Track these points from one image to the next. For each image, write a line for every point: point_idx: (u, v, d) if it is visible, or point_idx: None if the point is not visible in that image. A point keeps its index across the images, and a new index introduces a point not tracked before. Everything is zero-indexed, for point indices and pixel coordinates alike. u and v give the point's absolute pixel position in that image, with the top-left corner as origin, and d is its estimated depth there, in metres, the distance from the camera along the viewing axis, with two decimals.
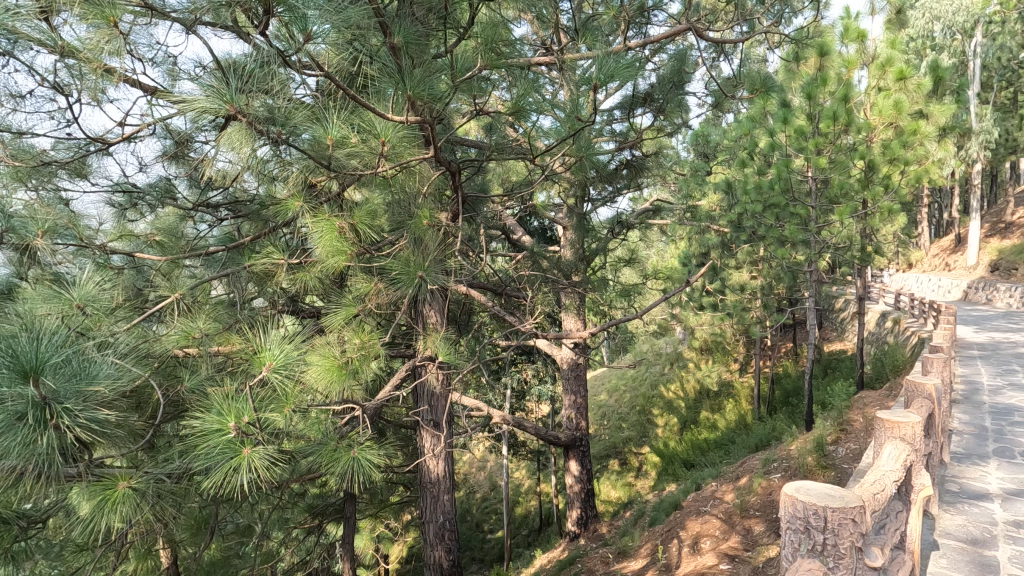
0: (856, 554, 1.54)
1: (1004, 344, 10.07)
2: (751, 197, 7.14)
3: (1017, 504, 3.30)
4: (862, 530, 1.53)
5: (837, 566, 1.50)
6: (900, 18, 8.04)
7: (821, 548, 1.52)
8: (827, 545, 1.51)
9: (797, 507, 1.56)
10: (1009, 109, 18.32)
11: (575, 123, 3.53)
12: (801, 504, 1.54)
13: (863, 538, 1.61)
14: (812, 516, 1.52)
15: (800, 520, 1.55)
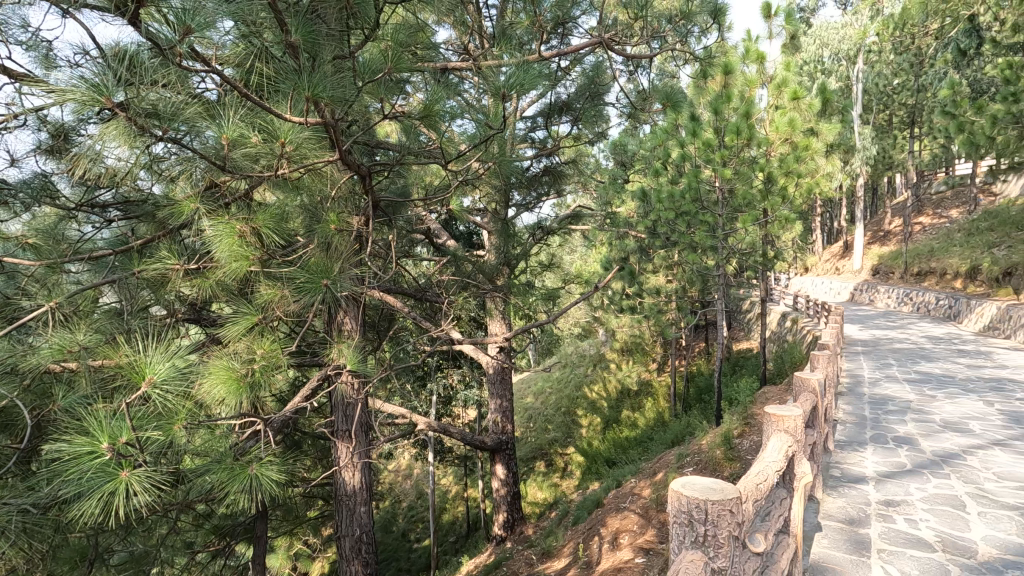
0: (734, 544, 1.64)
1: (882, 340, 11.23)
2: (664, 205, 7.70)
3: (888, 485, 3.67)
4: (738, 520, 1.63)
5: (716, 555, 1.59)
6: (793, 43, 8.79)
7: (704, 539, 1.60)
8: (708, 536, 1.59)
9: (682, 502, 1.64)
10: (886, 129, 20.47)
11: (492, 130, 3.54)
12: (685, 499, 1.62)
13: (742, 528, 1.71)
14: (695, 510, 1.59)
15: (685, 514, 1.63)
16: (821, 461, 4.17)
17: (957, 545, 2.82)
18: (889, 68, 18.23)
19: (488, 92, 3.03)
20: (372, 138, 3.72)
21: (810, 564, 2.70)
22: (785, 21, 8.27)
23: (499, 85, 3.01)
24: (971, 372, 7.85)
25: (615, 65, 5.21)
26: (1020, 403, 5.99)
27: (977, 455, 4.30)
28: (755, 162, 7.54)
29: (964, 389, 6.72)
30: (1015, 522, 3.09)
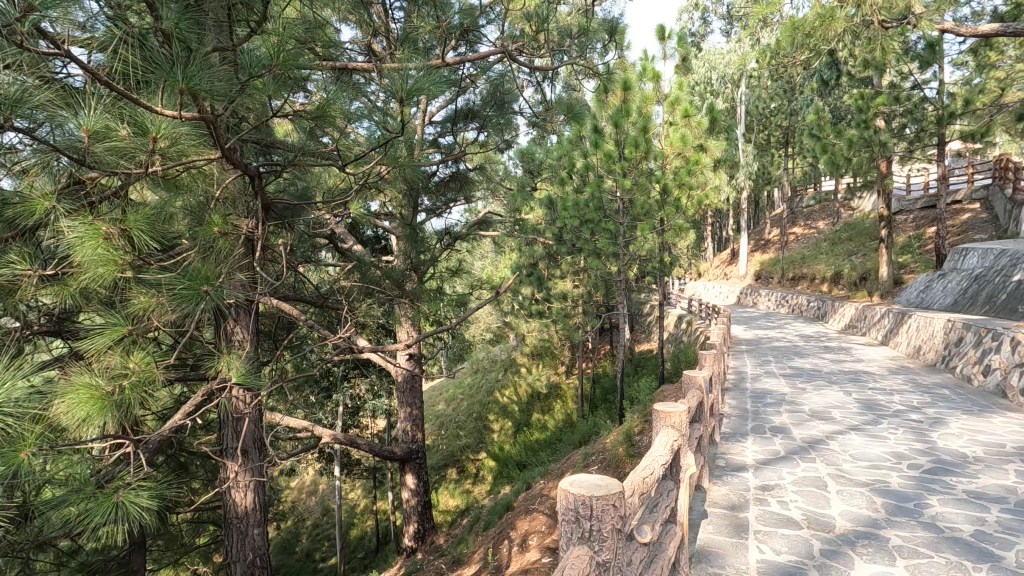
0: (617, 536, 1.69)
1: (763, 339, 12.34)
2: (569, 213, 7.76)
3: (765, 472, 4.02)
4: (621, 513, 1.68)
5: (602, 548, 1.64)
6: (685, 65, 9.46)
7: (589, 534, 1.63)
8: (594, 530, 1.63)
9: (570, 500, 1.65)
10: (765, 148, 22.60)
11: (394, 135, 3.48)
12: (572, 497, 1.63)
13: (625, 521, 1.77)
14: (581, 506, 1.62)
15: (572, 511, 1.65)
16: (709, 453, 4.50)
17: (820, 522, 3.15)
18: (767, 92, 20.23)
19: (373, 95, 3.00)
20: (265, 137, 3.51)
21: (696, 549, 2.89)
22: (678, 44, 8.91)
23: (400, 88, 2.99)
24: (834, 366, 8.84)
25: (521, 76, 5.32)
26: (872, 392, 6.83)
27: (837, 439, 4.84)
28: (652, 174, 8.00)
29: (829, 382, 7.55)
30: (865, 497, 3.50)
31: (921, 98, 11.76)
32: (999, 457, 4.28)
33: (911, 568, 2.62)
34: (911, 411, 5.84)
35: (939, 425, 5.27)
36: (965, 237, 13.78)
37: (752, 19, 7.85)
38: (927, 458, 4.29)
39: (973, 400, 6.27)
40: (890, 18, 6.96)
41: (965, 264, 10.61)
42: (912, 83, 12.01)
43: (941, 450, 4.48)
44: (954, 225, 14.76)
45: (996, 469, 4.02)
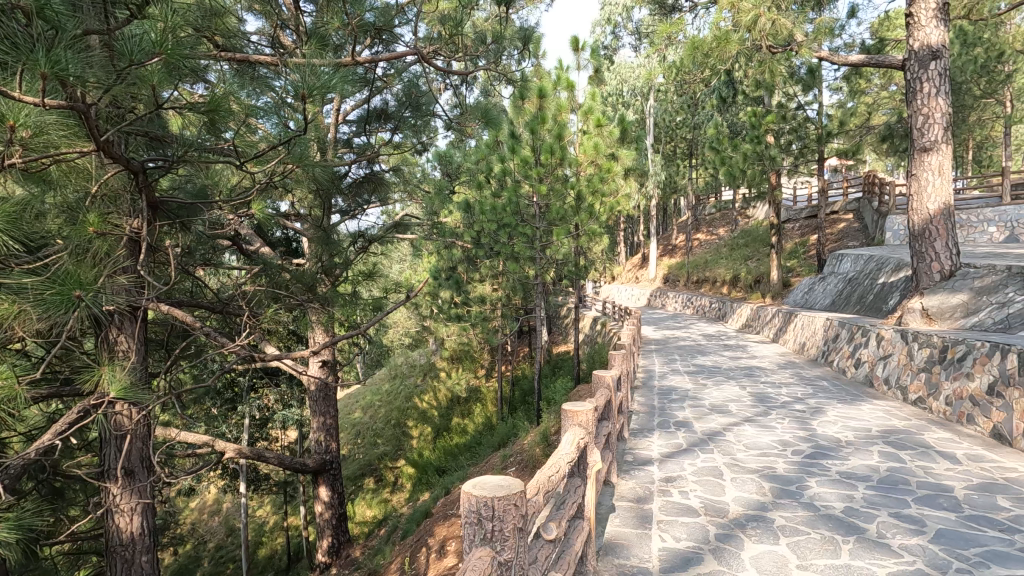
0: (519, 535, 1.71)
1: (670, 339, 13.04)
2: (487, 217, 8.18)
3: (669, 464, 4.26)
4: (522, 512, 1.71)
5: (504, 548, 1.64)
6: (597, 76, 9.84)
7: (491, 535, 1.64)
8: (495, 531, 1.64)
9: (472, 502, 1.66)
10: (671, 158, 23.96)
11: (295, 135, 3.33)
12: (475, 499, 1.64)
13: (527, 520, 1.79)
14: (483, 508, 1.62)
15: (474, 513, 1.65)
16: (618, 449, 4.69)
17: (715, 508, 3.38)
18: (672, 106, 21.46)
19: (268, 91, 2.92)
20: (153, 130, 3.23)
21: (603, 542, 2.99)
22: (591, 55, 9.24)
23: (300, 87, 2.87)
24: (732, 362, 9.52)
25: (438, 79, 5.27)
26: (763, 385, 7.45)
27: (733, 431, 5.22)
28: (567, 181, 8.25)
29: (727, 377, 8.14)
30: (756, 482, 3.81)
31: (804, 118, 12.96)
32: (866, 440, 4.81)
33: (792, 546, 2.88)
34: (796, 402, 6.41)
35: (819, 414, 5.82)
36: (841, 244, 15.39)
37: (658, 37, 8.30)
38: (809, 444, 4.73)
39: (847, 390, 7.00)
40: (777, 44, 7.80)
41: (840, 268, 11.82)
42: (797, 103, 13.21)
43: (819, 436, 4.96)
44: (832, 234, 16.42)
45: (864, 451, 4.51)
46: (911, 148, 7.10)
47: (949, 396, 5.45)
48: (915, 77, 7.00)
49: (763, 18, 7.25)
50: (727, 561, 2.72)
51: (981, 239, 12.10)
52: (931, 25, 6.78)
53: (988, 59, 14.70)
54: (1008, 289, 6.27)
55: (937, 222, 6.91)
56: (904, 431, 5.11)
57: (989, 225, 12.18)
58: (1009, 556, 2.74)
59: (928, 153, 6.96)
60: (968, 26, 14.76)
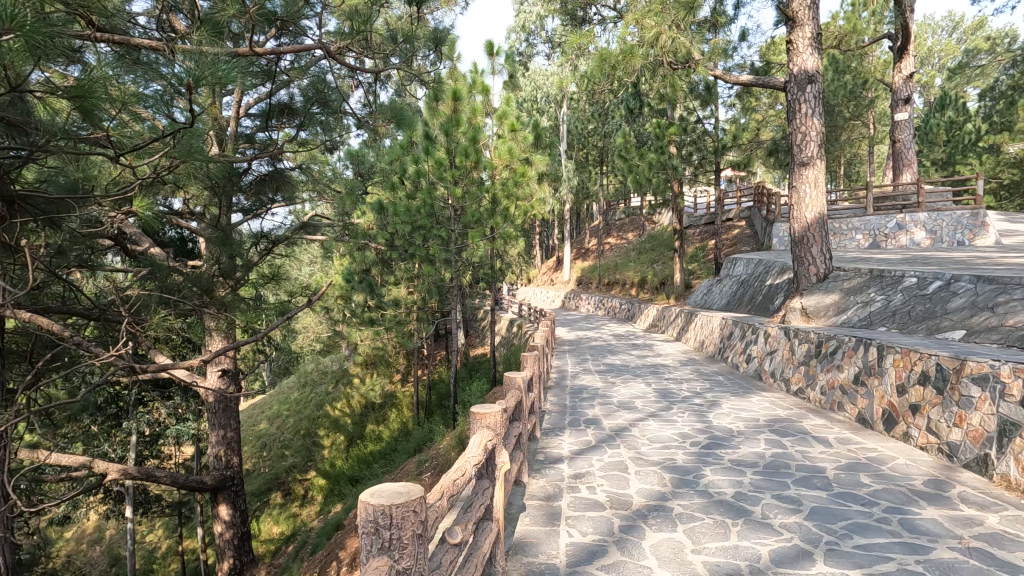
0: (418, 541, 1.68)
1: (582, 339, 13.47)
2: (400, 219, 8.08)
3: (578, 461, 4.40)
4: (421, 518, 1.68)
5: (401, 557, 1.61)
6: (511, 82, 10.00)
7: (389, 543, 1.60)
8: (393, 539, 1.60)
9: (369, 511, 1.60)
10: (583, 164, 24.82)
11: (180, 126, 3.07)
12: (372, 508, 1.59)
13: (428, 525, 1.77)
14: (380, 516, 1.58)
15: (371, 523, 1.60)
16: (530, 449, 4.77)
17: (620, 501, 3.52)
18: (584, 115, 22.25)
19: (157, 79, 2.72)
20: (10, 113, 2.87)
21: (514, 542, 3.02)
22: (505, 61, 9.37)
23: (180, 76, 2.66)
24: (639, 361, 9.99)
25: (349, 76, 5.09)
26: (667, 381, 7.90)
27: (638, 426, 5.48)
28: (482, 185, 8.32)
29: (634, 375, 8.55)
30: (657, 474, 4.02)
31: (702, 131, 13.91)
32: (755, 429, 5.23)
33: (688, 532, 3.06)
34: (695, 396, 6.84)
35: (714, 407, 6.26)
36: (735, 249, 16.70)
37: (569, 47, 8.56)
38: (705, 435, 5.06)
39: (739, 384, 7.59)
40: (676, 61, 8.37)
41: (735, 271, 12.78)
42: (696, 117, 14.17)
43: (714, 428, 5.33)
44: (728, 239, 17.76)
45: (752, 439, 4.91)
46: (792, 162, 7.82)
47: (824, 386, 6.04)
48: (794, 98, 7.71)
49: (664, 35, 7.68)
50: (629, 551, 2.85)
51: (849, 245, 13.75)
52: (807, 52, 7.52)
53: (854, 86, 17.10)
54: (870, 290, 6.98)
55: (813, 230, 7.73)
56: (786, 419, 5.62)
57: (855, 233, 13.79)
58: (868, 527, 3.09)
59: (805, 167, 7.71)
60: (838, 54, 16.55)
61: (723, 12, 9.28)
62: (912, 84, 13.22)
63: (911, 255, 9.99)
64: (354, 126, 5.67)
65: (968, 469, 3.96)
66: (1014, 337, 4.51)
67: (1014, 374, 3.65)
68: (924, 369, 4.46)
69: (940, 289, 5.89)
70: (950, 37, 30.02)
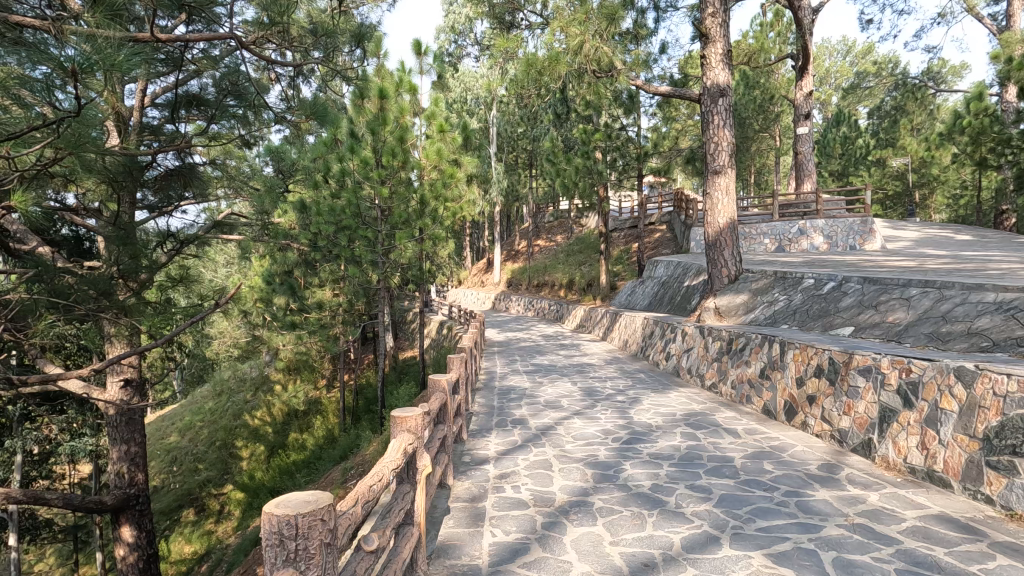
0: (327, 550, 1.64)
1: (512, 341, 13.59)
2: (324, 218, 7.72)
3: (503, 461, 4.44)
4: (331, 527, 1.64)
5: (308, 567, 1.57)
6: (440, 82, 9.95)
7: (295, 555, 1.54)
8: (299, 550, 1.55)
9: (273, 523, 1.54)
10: (513, 167, 25.07)
11: (66, 112, 2.80)
12: (276, 519, 1.53)
13: (338, 534, 1.72)
14: (285, 527, 1.53)
15: (275, 535, 1.54)
16: (456, 451, 4.75)
17: (544, 499, 3.59)
18: (512, 118, 22.50)
19: (48, 62, 2.51)
20: None
21: (436, 545, 2.99)
22: (433, 60, 9.30)
23: (63, 60, 2.45)
24: (566, 361, 10.20)
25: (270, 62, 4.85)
26: (591, 380, 8.15)
27: (563, 424, 5.60)
28: (410, 185, 8.22)
29: (561, 374, 8.74)
30: (579, 470, 4.13)
31: (625, 138, 14.45)
32: (671, 424, 5.50)
33: (606, 524, 3.17)
34: (618, 394, 7.09)
35: (635, 403, 6.51)
36: (656, 252, 17.49)
37: (497, 50, 8.63)
38: (626, 431, 5.26)
39: (659, 380, 7.96)
40: (600, 70, 8.67)
41: (656, 273, 13.35)
42: (621, 124, 14.71)
43: (635, 423, 5.56)
44: (650, 243, 18.54)
45: (669, 433, 5.15)
46: (706, 170, 8.27)
47: (734, 380, 6.44)
48: (707, 109, 8.17)
49: (588, 44, 7.91)
50: (550, 546, 2.91)
51: (758, 249, 14.71)
52: (719, 67, 8.01)
53: (762, 100, 18.40)
54: (774, 290, 7.52)
55: (725, 234, 8.24)
56: (701, 413, 5.93)
57: (763, 237, 14.78)
58: (769, 510, 3.33)
59: (717, 175, 8.18)
60: (749, 71, 17.76)
61: (644, 24, 9.68)
62: (811, 101, 14.40)
63: (810, 258, 10.84)
64: (273, 121, 5.40)
65: (854, 452, 4.36)
66: (893, 332, 5.01)
67: (892, 365, 4.07)
68: (819, 363, 4.88)
69: (834, 289, 6.46)
70: (844, 60, 32.93)
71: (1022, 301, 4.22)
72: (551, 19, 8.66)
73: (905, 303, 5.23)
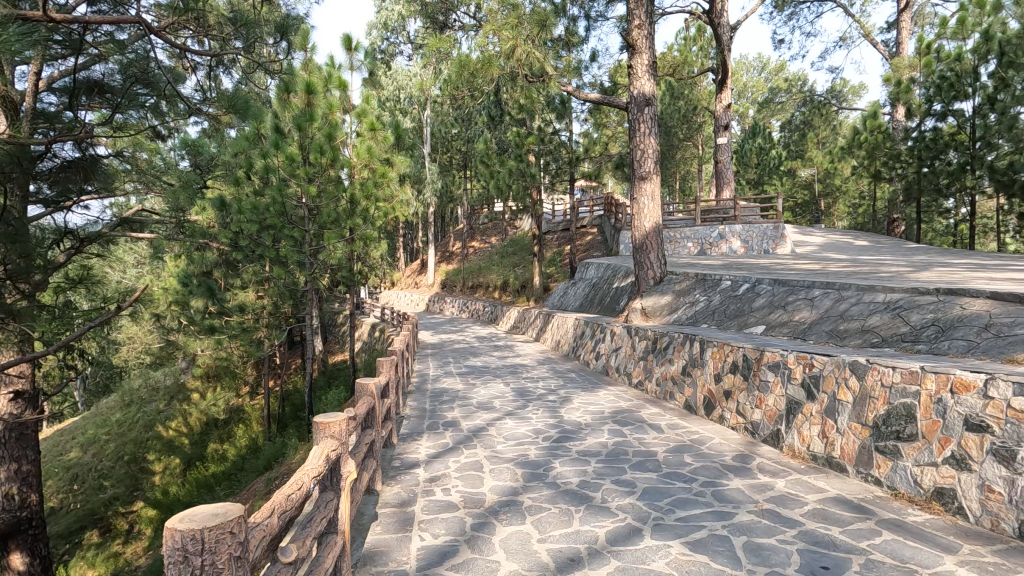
0: (237, 564, 1.56)
1: (446, 343, 13.48)
2: (246, 217, 7.38)
3: (434, 464, 4.40)
4: (241, 539, 1.56)
5: None
6: (372, 79, 9.73)
7: (200, 571, 1.47)
8: (206, 566, 1.47)
9: (176, 540, 1.45)
10: (448, 167, 24.89)
11: None
12: (179, 535, 1.44)
13: (249, 546, 1.65)
14: (189, 543, 1.44)
15: (179, 552, 1.45)
16: (386, 456, 4.66)
17: (473, 500, 3.60)
18: (447, 119, 22.35)
19: None
20: None
21: (363, 553, 2.92)
22: (364, 57, 9.08)
23: None
24: (499, 362, 10.24)
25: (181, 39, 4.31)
26: (524, 380, 8.23)
27: (494, 426, 5.62)
28: (340, 184, 7.96)
29: (494, 376, 8.77)
30: (510, 470, 4.17)
31: (558, 142, 14.72)
32: (600, 421, 5.66)
33: (534, 522, 3.22)
34: (549, 394, 7.21)
35: (566, 402, 6.65)
36: (588, 255, 17.92)
37: (429, 49, 8.56)
38: (556, 430, 5.36)
39: (589, 379, 8.16)
40: (533, 74, 8.79)
41: (587, 275, 13.69)
42: (554, 128, 14.95)
43: (564, 422, 5.67)
44: (582, 245, 18.98)
45: (597, 431, 5.30)
46: (633, 176, 8.55)
47: (658, 378, 6.73)
48: (634, 118, 8.49)
49: (520, 48, 7.99)
50: (479, 547, 2.92)
51: (682, 252, 15.38)
52: (645, 77, 8.32)
53: (686, 110, 19.32)
54: (696, 291, 7.93)
55: (650, 237, 8.59)
56: (628, 410, 6.14)
57: (687, 241, 15.52)
58: (688, 501, 3.50)
59: (644, 181, 8.49)
60: (674, 82, 18.60)
61: (576, 32, 9.94)
62: (730, 113, 15.26)
63: (729, 261, 11.48)
64: (188, 112, 5.08)
65: (765, 443, 4.67)
66: (798, 330, 5.42)
67: (797, 361, 4.39)
68: (734, 359, 5.19)
69: (748, 290, 6.92)
70: (759, 75, 35.18)
71: (906, 301, 4.68)
72: (485, 21, 8.69)
73: (810, 303, 5.66)
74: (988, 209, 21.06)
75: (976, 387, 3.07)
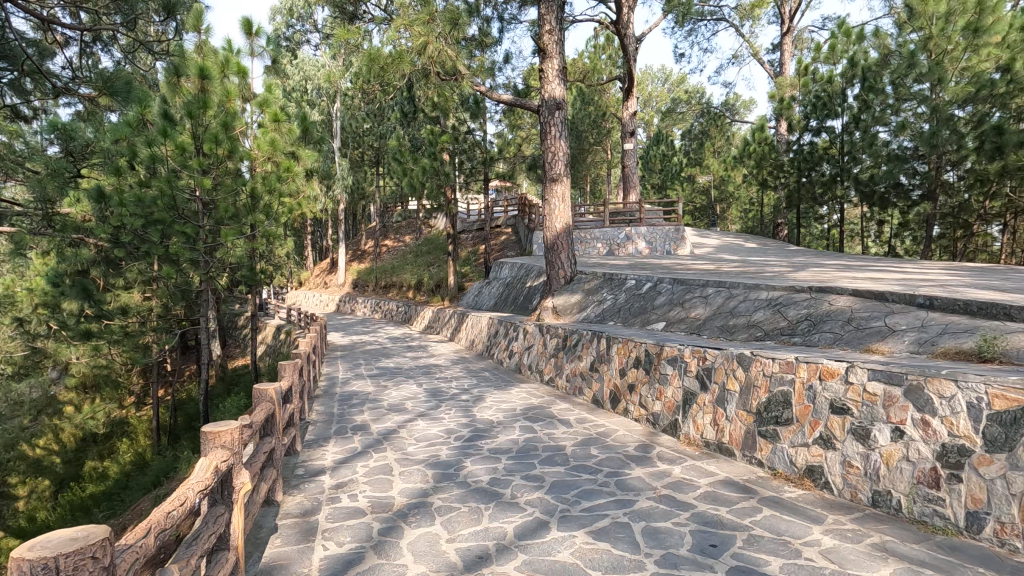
0: None
1: (357, 344, 13.07)
2: (130, 210, 6.50)
3: (340, 470, 4.24)
4: (105, 563, 1.43)
5: None
6: (275, 67, 9.20)
7: None
8: None
9: (22, 570, 1.30)
10: (359, 162, 24.06)
11: None
12: (26, 565, 1.29)
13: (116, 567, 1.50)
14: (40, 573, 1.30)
15: None
16: (288, 465, 4.42)
17: (381, 504, 3.52)
18: (358, 113, 21.61)
19: None
20: None
21: (260, 567, 2.77)
22: (267, 43, 8.56)
23: None
24: (412, 363, 10.07)
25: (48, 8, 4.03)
26: (437, 381, 8.15)
27: (405, 428, 5.51)
28: (240, 177, 7.43)
29: (406, 377, 8.61)
30: (420, 472, 4.12)
31: (473, 142, 14.73)
32: (511, 419, 5.73)
33: (444, 522, 3.21)
34: (462, 393, 7.18)
35: (478, 401, 6.66)
36: (502, 254, 18.08)
37: (337, 40, 8.23)
38: (467, 429, 5.36)
39: (502, 378, 8.24)
40: (445, 73, 8.73)
41: (501, 274, 13.80)
42: (468, 127, 14.92)
43: (476, 421, 5.68)
44: (496, 244, 19.14)
45: (508, 429, 5.36)
46: (544, 178, 8.72)
47: (568, 374, 6.93)
48: (545, 121, 8.66)
49: (432, 45, 7.91)
50: (385, 552, 2.86)
51: (592, 252, 15.93)
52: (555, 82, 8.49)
53: (596, 116, 20.02)
54: (603, 291, 8.26)
55: (560, 238, 8.83)
56: (538, 407, 6.29)
57: (596, 241, 16.06)
58: (593, 492, 3.64)
59: (555, 183, 8.69)
60: (585, 88, 19.22)
61: (489, 33, 9.97)
62: (635, 120, 16.01)
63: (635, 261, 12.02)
64: (58, 92, 4.54)
65: (664, 432, 4.96)
66: (694, 326, 5.80)
67: (692, 355, 4.69)
68: (636, 355, 5.47)
69: (650, 289, 7.31)
70: (663, 85, 37.13)
71: (785, 299, 5.15)
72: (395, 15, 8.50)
73: (704, 302, 6.07)
74: (854, 216, 23.67)
75: (839, 374, 3.45)
